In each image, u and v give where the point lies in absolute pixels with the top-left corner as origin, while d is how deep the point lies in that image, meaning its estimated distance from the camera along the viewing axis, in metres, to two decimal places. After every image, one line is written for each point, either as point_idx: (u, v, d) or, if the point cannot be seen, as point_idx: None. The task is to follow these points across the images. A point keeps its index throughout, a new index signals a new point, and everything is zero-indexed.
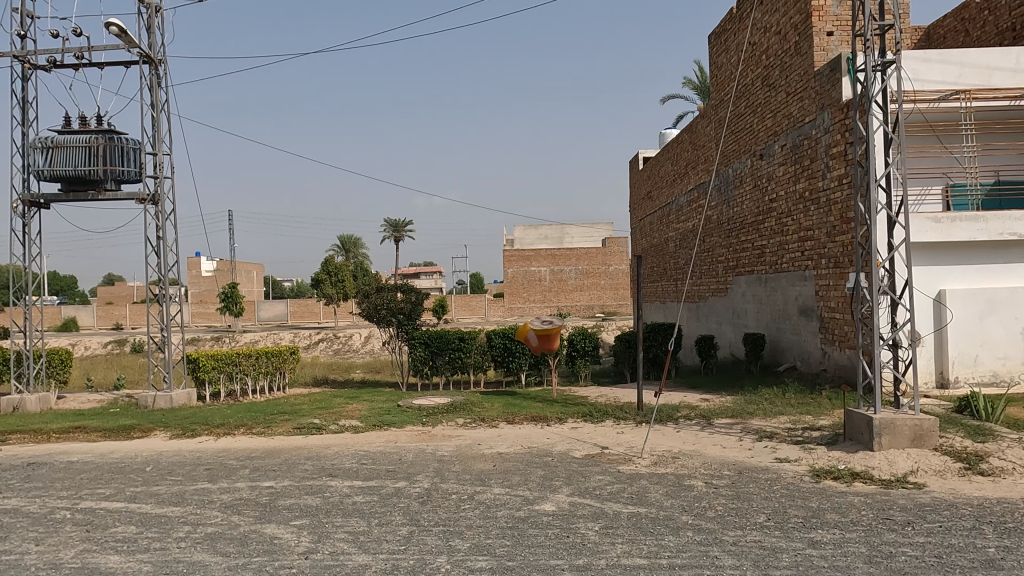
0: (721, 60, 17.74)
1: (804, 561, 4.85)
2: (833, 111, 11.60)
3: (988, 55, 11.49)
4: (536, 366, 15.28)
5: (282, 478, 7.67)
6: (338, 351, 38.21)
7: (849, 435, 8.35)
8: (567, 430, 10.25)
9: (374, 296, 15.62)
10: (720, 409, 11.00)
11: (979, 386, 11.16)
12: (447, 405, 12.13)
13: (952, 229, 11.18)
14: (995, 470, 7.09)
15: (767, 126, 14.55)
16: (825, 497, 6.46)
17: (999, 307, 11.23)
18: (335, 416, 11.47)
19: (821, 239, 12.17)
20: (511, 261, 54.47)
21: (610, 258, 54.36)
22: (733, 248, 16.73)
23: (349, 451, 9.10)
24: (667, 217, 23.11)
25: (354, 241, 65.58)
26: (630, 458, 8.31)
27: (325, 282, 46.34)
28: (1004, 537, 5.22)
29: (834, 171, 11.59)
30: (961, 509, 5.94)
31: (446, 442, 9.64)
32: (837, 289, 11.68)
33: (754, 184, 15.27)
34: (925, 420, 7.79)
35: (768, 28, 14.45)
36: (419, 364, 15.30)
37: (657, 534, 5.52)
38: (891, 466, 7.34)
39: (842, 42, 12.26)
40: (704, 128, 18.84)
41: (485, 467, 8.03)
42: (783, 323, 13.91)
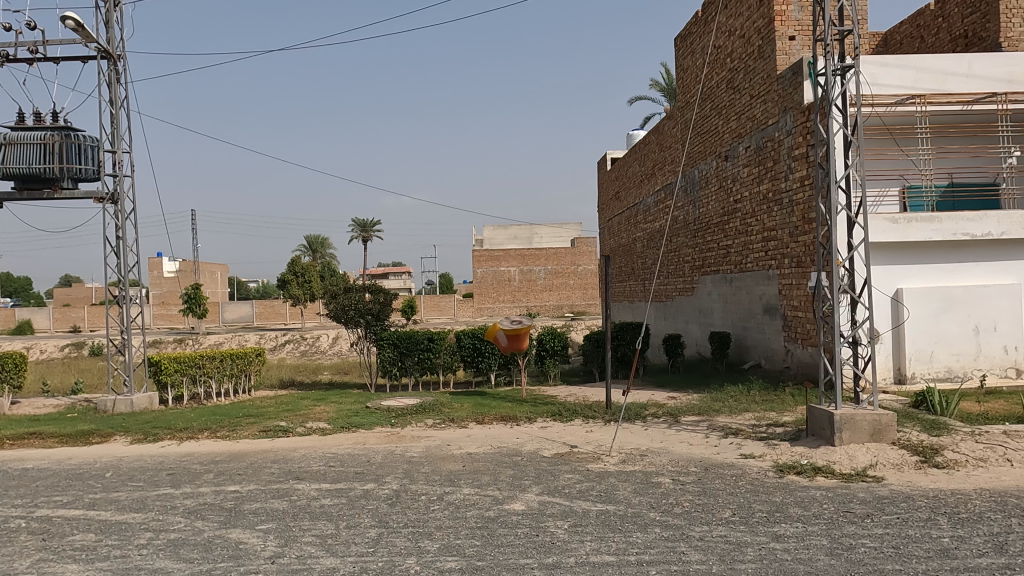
0: (686, 63, 18.01)
1: (768, 555, 4.94)
2: (795, 114, 11.86)
3: (944, 60, 11.88)
4: (506, 365, 15.33)
5: (248, 482, 7.54)
6: (305, 353, 37.72)
7: (812, 431, 8.54)
8: (537, 429, 10.29)
9: (342, 297, 15.44)
10: (687, 406, 11.19)
11: (934, 381, 11.53)
12: (416, 405, 12.07)
13: (909, 229, 11.48)
14: (949, 462, 7.34)
15: (732, 127, 14.82)
16: (788, 491, 6.60)
17: (954, 305, 11.60)
18: (302, 418, 11.32)
19: (784, 239, 12.43)
20: (480, 262, 54.45)
21: (578, 258, 54.66)
22: (699, 248, 16.96)
23: (316, 454, 9.00)
24: (634, 218, 23.37)
25: (320, 241, 64.72)
26: (599, 457, 8.38)
27: (291, 283, 45.66)
28: (958, 527, 5.40)
29: (797, 173, 11.84)
30: (917, 501, 6.12)
31: (415, 443, 9.60)
32: (800, 288, 11.92)
33: (719, 185, 15.51)
34: (883, 414, 8.02)
35: (732, 32, 14.72)
36: (388, 365, 15.18)
37: (625, 531, 5.57)
38: (851, 460, 7.54)
39: (804, 46, 12.53)
40: (670, 129, 19.12)
41: (455, 467, 8.02)
42: (749, 322, 14.15)
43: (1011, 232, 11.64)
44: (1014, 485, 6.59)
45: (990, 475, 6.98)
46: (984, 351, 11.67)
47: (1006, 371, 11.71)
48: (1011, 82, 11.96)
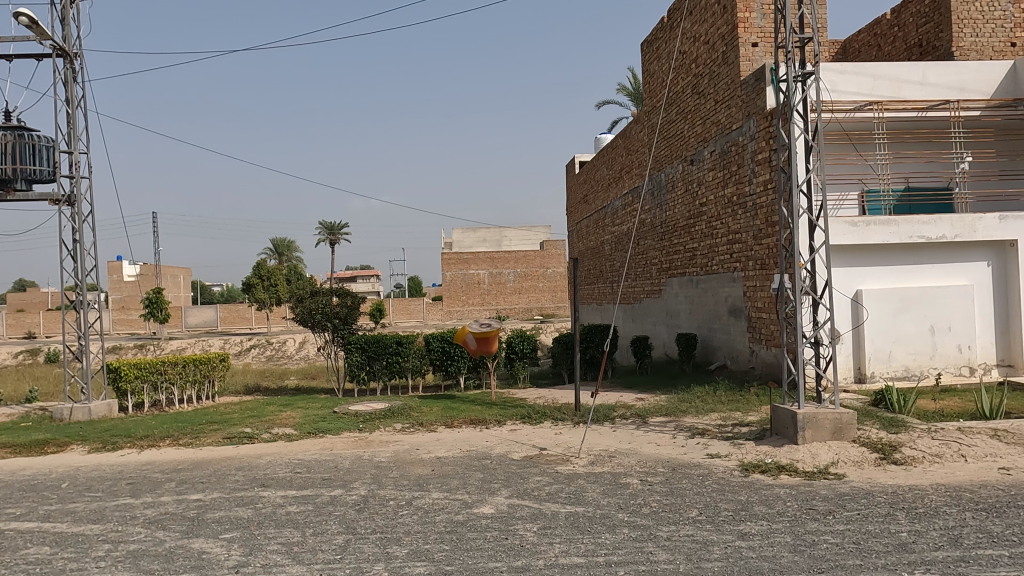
0: (652, 68, 18.22)
1: (734, 553, 5.02)
2: (758, 119, 12.09)
3: (899, 68, 12.25)
4: (475, 368, 15.30)
5: (211, 490, 7.39)
6: (271, 358, 37.13)
7: (776, 430, 8.70)
8: (506, 432, 10.29)
9: (308, 301, 15.23)
10: (654, 407, 11.30)
11: (893, 380, 11.85)
12: (385, 410, 11.95)
13: (867, 232, 11.78)
14: (907, 459, 7.56)
15: (697, 132, 15.04)
16: (753, 490, 6.72)
17: (911, 305, 11.94)
18: (267, 424, 11.13)
19: (748, 242, 12.65)
20: (449, 265, 54.26)
21: (547, 261, 54.85)
22: (666, 251, 17.17)
23: (282, 460, 8.85)
24: (602, 220, 23.55)
25: (287, 244, 63.72)
26: (568, 458, 8.41)
27: (256, 287, 45.05)
28: (916, 522, 5.55)
29: (760, 177, 12.08)
30: (877, 497, 6.28)
31: (383, 447, 9.51)
32: (763, 290, 12.15)
33: (685, 188, 15.72)
34: (844, 413, 8.21)
35: (696, 38, 14.95)
36: (356, 369, 15.00)
37: (594, 532, 5.60)
38: (814, 458, 7.70)
39: (766, 53, 12.80)
40: (637, 133, 19.34)
41: (424, 471, 7.96)
42: (715, 324, 14.36)
43: (965, 235, 12.00)
44: (968, 480, 6.82)
45: (945, 471, 7.21)
46: (939, 350, 12.02)
47: (960, 369, 12.10)
48: (962, 89, 12.40)
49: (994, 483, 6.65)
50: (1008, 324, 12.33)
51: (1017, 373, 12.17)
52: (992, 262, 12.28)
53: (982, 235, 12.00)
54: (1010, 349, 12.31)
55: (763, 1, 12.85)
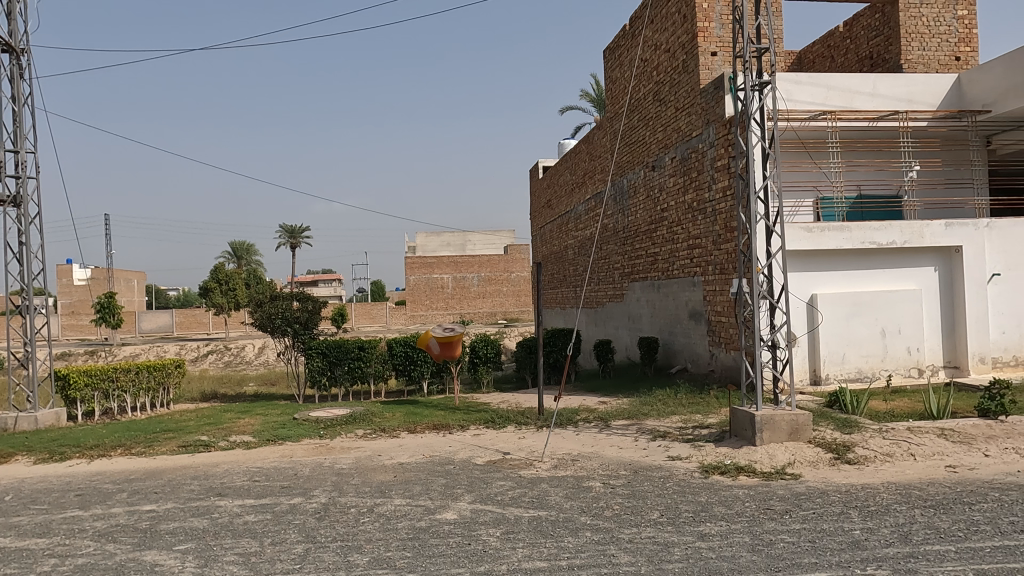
0: (615, 75, 18.42)
1: (694, 554, 5.08)
2: (717, 127, 12.33)
3: (851, 79, 12.66)
4: (438, 373, 15.22)
5: (165, 500, 7.18)
6: (229, 364, 36.33)
7: (735, 432, 8.86)
8: (469, 437, 10.25)
9: (268, 306, 14.93)
10: (616, 411, 11.39)
11: (846, 382, 12.20)
12: (346, 416, 11.79)
13: (821, 238, 12.10)
14: (860, 458, 7.78)
15: (658, 138, 15.27)
16: (713, 491, 6.82)
17: (863, 309, 12.31)
18: (224, 432, 10.87)
19: (707, 247, 12.89)
20: (413, 269, 53.92)
21: (511, 265, 54.94)
22: (628, 256, 17.36)
23: (240, 469, 8.65)
24: (565, 225, 23.71)
25: (246, 248, 62.57)
26: (531, 463, 8.42)
27: (214, 291, 43.96)
28: (868, 520, 5.71)
29: (719, 183, 12.32)
30: (831, 496, 6.44)
31: (345, 454, 9.37)
32: (722, 294, 12.39)
33: (647, 194, 15.94)
34: (800, 414, 8.40)
35: (658, 46, 15.18)
36: (317, 375, 14.75)
37: (557, 536, 5.61)
38: (771, 459, 7.86)
39: (725, 62, 13.06)
40: (600, 139, 19.54)
41: (386, 478, 7.87)
42: (675, 327, 14.56)
43: (914, 241, 12.42)
44: (917, 478, 7.05)
45: (896, 469, 7.44)
46: (890, 352, 12.41)
47: (910, 371, 12.51)
48: (911, 101, 12.89)
49: (942, 481, 6.89)
50: (953, 326, 12.79)
51: (962, 374, 12.63)
52: (939, 267, 12.74)
53: (930, 241, 12.44)
54: (955, 351, 12.78)
55: (722, 11, 13.11)
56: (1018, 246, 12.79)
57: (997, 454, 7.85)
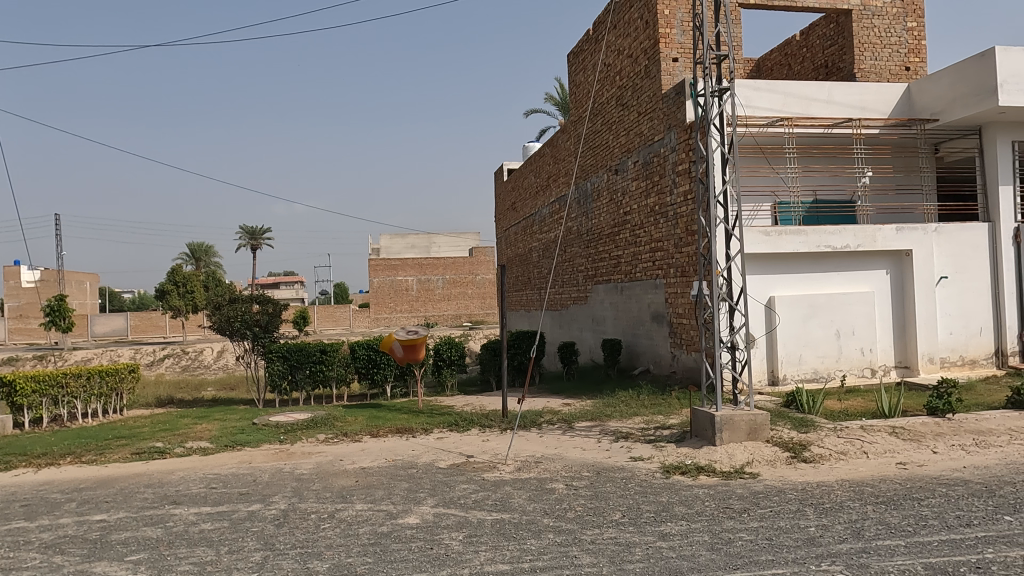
0: (579, 79, 18.55)
1: (654, 553, 5.14)
2: (678, 132, 12.52)
3: (807, 86, 13.00)
4: (402, 376, 15.10)
5: (116, 510, 6.95)
6: (186, 368, 35.54)
7: (695, 432, 8.99)
8: (433, 440, 10.18)
9: (227, 308, 14.58)
10: (580, 412, 11.45)
11: (802, 382, 12.51)
12: (307, 420, 11.61)
13: (779, 241, 12.36)
14: (816, 457, 7.97)
15: (621, 142, 15.42)
16: (674, 491, 6.91)
17: (819, 311, 12.63)
18: (180, 438, 10.58)
19: (669, 250, 13.07)
20: (377, 271, 53.46)
21: (476, 267, 54.82)
22: (592, 258, 17.48)
23: (196, 476, 8.43)
24: (530, 227, 23.80)
25: (205, 249, 61.25)
26: (495, 465, 8.41)
27: (171, 293, 42.90)
28: (823, 517, 5.85)
29: (681, 187, 12.50)
30: (788, 494, 6.59)
31: (305, 459, 9.22)
32: (683, 296, 12.58)
33: (610, 198, 16.09)
34: (758, 414, 8.57)
35: (620, 51, 15.34)
36: (277, 379, 14.49)
37: (519, 538, 5.62)
38: (730, 458, 8.00)
39: (685, 68, 13.27)
40: (564, 143, 19.65)
41: (348, 483, 7.76)
42: (639, 329, 14.71)
43: (867, 244, 12.79)
44: (870, 475, 7.26)
45: (850, 467, 7.65)
46: (844, 353, 12.76)
47: (863, 371, 12.89)
48: (864, 108, 13.29)
49: (893, 477, 7.11)
50: (904, 327, 13.22)
51: (912, 374, 13.07)
52: (890, 271, 13.15)
53: (882, 245, 12.83)
54: (906, 351, 13.20)
55: (683, 18, 13.32)
56: (965, 251, 13.27)
57: (945, 451, 8.13)
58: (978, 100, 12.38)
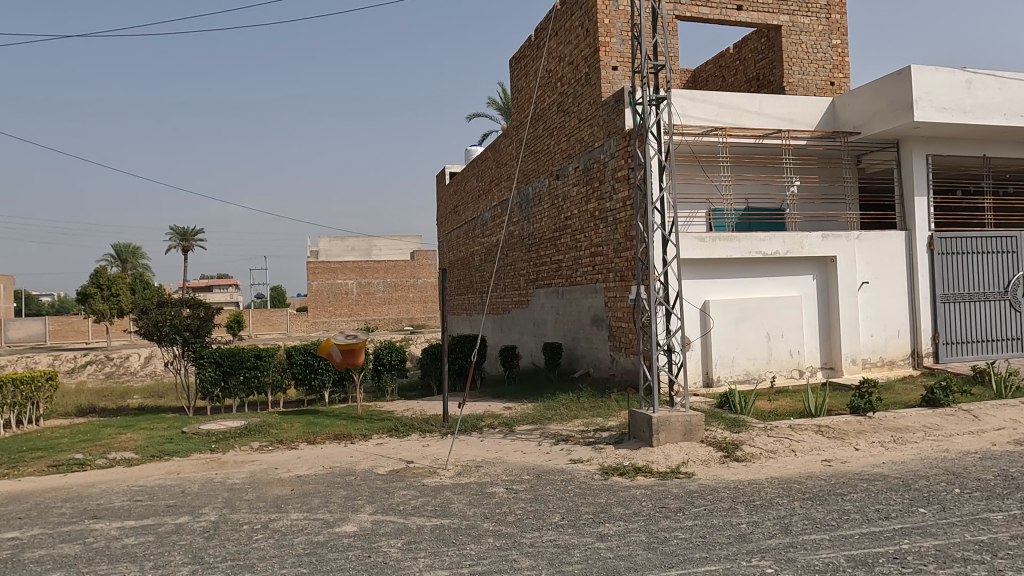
0: (520, 85, 18.68)
1: (593, 554, 5.20)
2: (617, 139, 12.77)
3: (739, 98, 13.46)
4: (341, 382, 14.84)
5: (31, 526, 6.54)
6: (110, 375, 33.84)
7: (633, 433, 9.16)
8: (372, 446, 10.03)
9: (155, 312, 13.97)
10: (520, 416, 11.48)
11: (735, 383, 12.93)
12: (241, 428, 11.23)
13: (713, 247, 12.74)
14: (747, 456, 8.24)
15: (562, 148, 15.59)
16: (613, 492, 7.01)
17: (751, 314, 13.08)
18: (103, 449, 10.06)
19: (608, 255, 13.29)
20: (316, 274, 52.34)
21: (417, 271, 54.34)
22: (533, 262, 17.58)
23: (120, 488, 8.03)
24: (471, 231, 23.80)
25: (132, 250, 58.57)
26: (435, 470, 8.34)
27: (94, 296, 40.79)
28: (753, 514, 6.05)
29: (620, 194, 12.74)
30: (721, 492, 6.79)
31: (238, 468, 8.93)
32: (622, 300, 12.81)
33: (551, 203, 16.24)
34: (693, 415, 8.80)
35: (562, 58, 15.52)
36: (209, 386, 13.93)
37: (459, 543, 5.58)
38: (667, 458, 8.18)
39: (624, 77, 13.55)
40: (506, 147, 19.76)
41: (283, 492, 7.55)
42: (579, 333, 14.88)
43: (794, 251, 13.33)
44: (798, 472, 7.55)
45: (779, 465, 7.94)
46: (774, 355, 13.25)
47: (791, 372, 13.42)
48: (792, 120, 13.87)
49: (819, 474, 7.42)
50: (829, 330, 13.85)
51: (836, 374, 13.70)
52: (817, 276, 13.75)
53: (809, 252, 13.39)
54: (831, 353, 13.83)
55: (622, 28, 13.58)
56: (884, 257, 14.00)
57: (866, 448, 8.55)
58: (896, 114, 13.11)
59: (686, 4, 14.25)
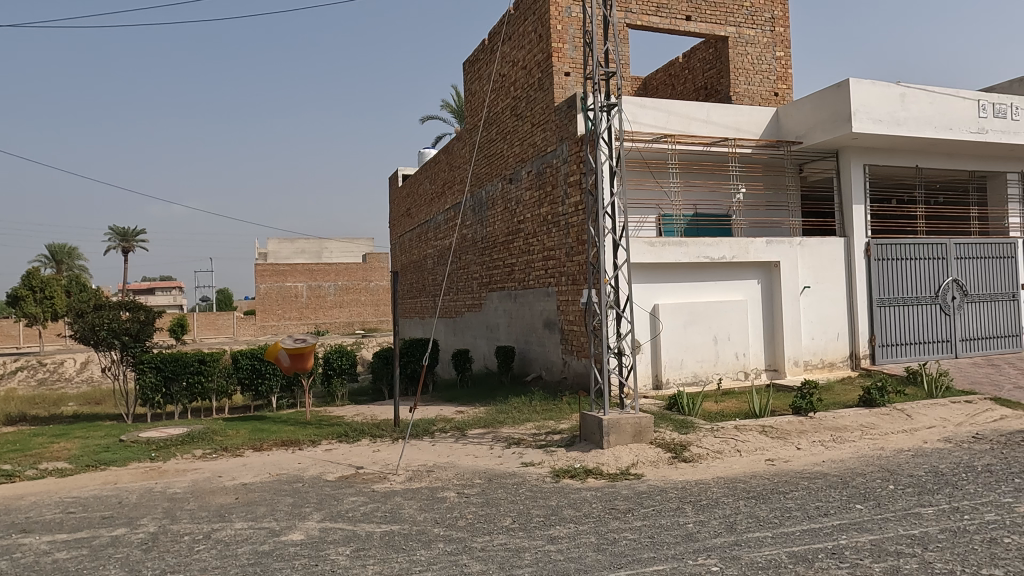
0: (474, 88, 18.67)
1: (543, 557, 5.22)
2: (570, 144, 12.90)
3: (688, 106, 13.77)
4: (288, 387, 14.54)
5: None
6: (42, 382, 32.26)
7: (584, 436, 9.24)
8: (321, 452, 9.84)
9: (91, 315, 13.37)
10: (473, 420, 11.45)
11: (683, 385, 13.19)
12: (183, 435, 10.86)
13: (662, 251, 12.97)
14: (694, 456, 8.41)
15: (515, 152, 15.65)
16: (563, 494, 7.06)
17: (699, 318, 13.37)
18: (33, 459, 9.58)
19: (561, 258, 13.39)
20: (264, 276, 51.13)
21: (369, 274, 53.64)
22: (486, 266, 17.58)
23: (52, 500, 7.66)
24: (424, 234, 23.66)
25: (68, 250, 56.06)
26: (385, 476, 8.24)
27: (26, 299, 38.86)
28: (700, 513, 6.17)
29: (572, 198, 12.87)
30: (669, 493, 6.91)
31: (180, 477, 8.63)
32: (574, 304, 12.93)
33: (504, 206, 16.27)
34: (642, 417, 8.93)
35: (515, 63, 15.58)
36: (149, 392, 13.42)
37: (409, 549, 5.52)
38: (617, 460, 8.28)
39: (577, 83, 13.70)
40: (459, 150, 19.71)
41: (226, 501, 7.33)
42: (531, 336, 14.93)
43: (740, 256, 13.68)
44: (743, 472, 7.75)
45: (724, 465, 8.14)
46: (721, 357, 13.57)
47: (737, 374, 13.76)
48: (739, 129, 14.25)
49: (762, 473, 7.63)
50: (773, 333, 14.27)
51: (780, 376, 14.12)
52: (761, 281, 14.15)
53: (754, 256, 13.78)
54: (775, 355, 14.25)
55: (574, 34, 13.74)
56: (825, 263, 14.51)
57: (807, 447, 8.84)
58: (835, 125, 13.62)
59: (637, 13, 14.51)
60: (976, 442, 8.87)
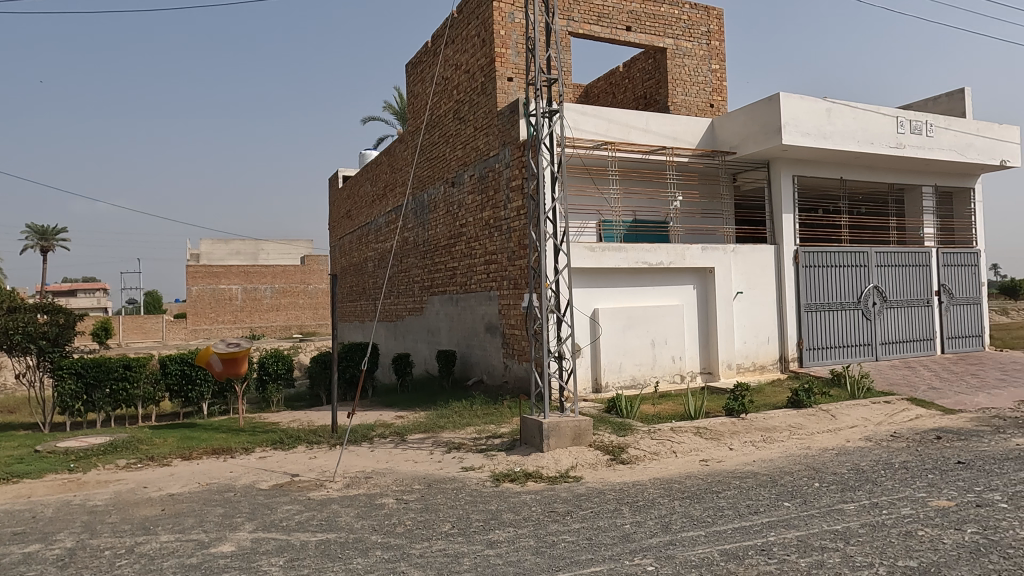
0: (416, 90, 18.52)
1: (482, 562, 5.20)
2: (512, 149, 12.96)
3: (627, 114, 14.06)
4: (221, 393, 14.07)
5: None
6: None
7: (524, 439, 9.27)
8: (255, 460, 9.53)
9: (3, 318, 12.49)
10: (412, 425, 11.33)
11: (622, 389, 13.43)
12: (105, 444, 10.34)
13: (602, 257, 13.18)
14: (632, 458, 8.56)
15: (457, 156, 15.61)
16: (503, 498, 7.07)
17: (636, 322, 13.66)
18: None
19: (502, 263, 13.43)
20: (196, 278, 49.25)
21: (307, 276, 52.37)
22: (427, 269, 17.45)
23: None
24: (364, 237, 23.28)
25: None
26: (322, 483, 8.05)
27: None
28: (636, 514, 6.28)
29: (514, 203, 12.92)
30: (607, 495, 7.01)
31: (101, 489, 8.20)
32: (515, 308, 12.97)
33: (446, 209, 16.20)
34: (582, 420, 9.02)
35: (458, 66, 15.55)
36: (68, 400, 12.68)
37: (345, 558, 5.41)
38: (556, 463, 8.34)
39: (519, 88, 13.80)
40: (401, 152, 19.51)
41: (152, 513, 7.01)
42: (473, 340, 14.90)
43: (677, 261, 14.03)
44: (678, 472, 7.93)
45: (660, 467, 8.32)
46: (658, 361, 13.89)
47: (674, 377, 14.10)
48: (676, 138, 14.65)
49: (696, 473, 7.83)
50: (708, 337, 14.70)
51: (714, 379, 14.54)
52: (697, 286, 14.54)
53: (690, 262, 14.16)
54: (709, 358, 14.68)
55: (517, 40, 13.84)
56: (756, 269, 15.04)
57: (739, 447, 9.13)
58: (766, 137, 14.16)
59: (578, 22, 14.73)
60: (895, 440, 9.34)
